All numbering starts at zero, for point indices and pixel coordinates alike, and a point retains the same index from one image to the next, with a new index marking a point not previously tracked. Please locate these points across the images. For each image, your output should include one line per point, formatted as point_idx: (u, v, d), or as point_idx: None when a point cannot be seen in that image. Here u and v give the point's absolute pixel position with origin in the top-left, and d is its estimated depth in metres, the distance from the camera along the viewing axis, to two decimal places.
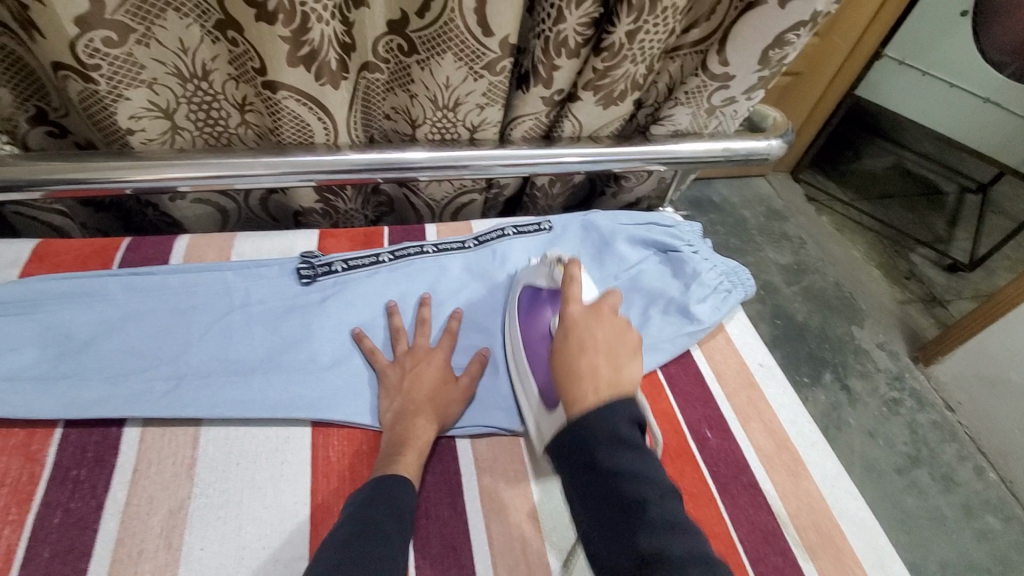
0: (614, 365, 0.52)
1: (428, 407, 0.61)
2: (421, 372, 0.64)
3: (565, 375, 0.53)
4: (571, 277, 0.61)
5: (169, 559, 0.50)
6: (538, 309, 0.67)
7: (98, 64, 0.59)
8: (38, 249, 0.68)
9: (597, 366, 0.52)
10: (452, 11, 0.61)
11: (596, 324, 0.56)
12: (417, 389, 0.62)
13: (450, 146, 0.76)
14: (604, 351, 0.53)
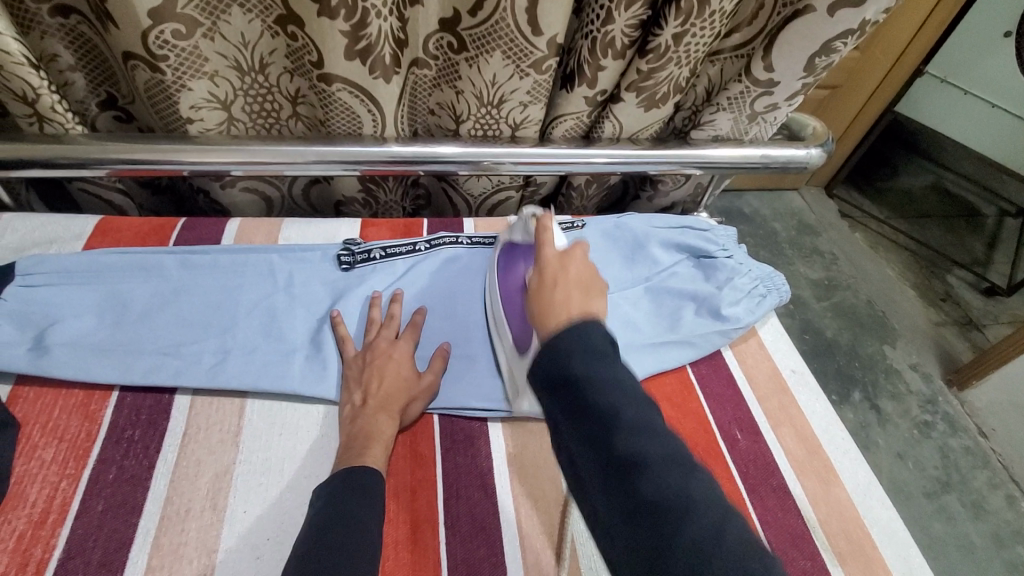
0: (582, 294, 0.51)
1: (391, 401, 0.59)
2: (387, 364, 0.62)
3: (539, 312, 0.51)
4: (544, 226, 0.60)
5: (214, 519, 0.52)
6: (513, 262, 0.68)
7: (166, 55, 0.62)
8: (100, 223, 0.71)
9: (568, 297, 0.50)
10: (505, 11, 0.63)
11: (568, 266, 0.55)
12: (380, 382, 0.60)
13: (493, 142, 0.78)
14: (574, 285, 0.52)
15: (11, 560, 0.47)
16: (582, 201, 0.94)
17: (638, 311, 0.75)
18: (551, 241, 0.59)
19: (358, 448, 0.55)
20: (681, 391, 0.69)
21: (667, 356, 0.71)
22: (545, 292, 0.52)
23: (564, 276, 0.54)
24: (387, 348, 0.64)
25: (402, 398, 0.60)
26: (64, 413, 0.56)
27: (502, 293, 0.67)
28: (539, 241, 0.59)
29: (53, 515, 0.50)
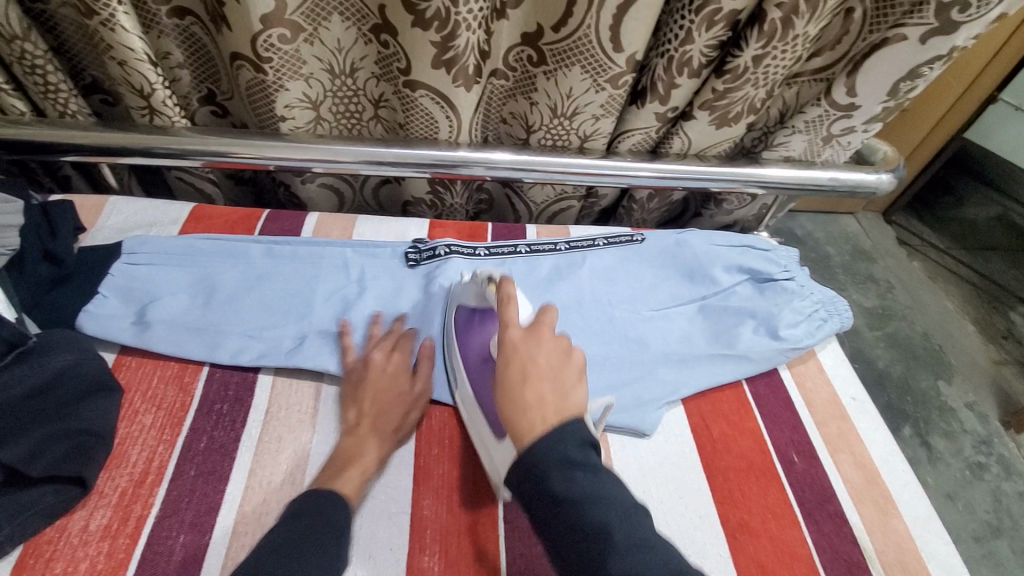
0: (552, 390, 0.49)
1: (387, 419, 0.59)
2: (390, 386, 0.62)
3: (508, 407, 0.49)
4: (508, 296, 0.57)
5: (292, 492, 0.55)
6: (472, 324, 0.66)
7: (270, 57, 0.67)
8: (194, 210, 0.77)
9: (543, 400, 0.48)
10: (589, 28, 0.65)
11: (537, 348, 0.52)
12: (380, 401, 0.60)
13: (561, 152, 0.79)
14: (549, 376, 0.50)
15: (114, 512, 0.52)
16: (642, 214, 0.95)
17: (696, 328, 0.76)
18: (517, 317, 0.56)
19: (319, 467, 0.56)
20: (738, 409, 0.70)
21: (723, 370, 0.71)
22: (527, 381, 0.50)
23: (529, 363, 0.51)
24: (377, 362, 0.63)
25: (397, 417, 0.60)
26: (161, 383, 0.61)
27: (461, 363, 0.64)
28: (502, 314, 0.56)
29: (151, 475, 0.55)
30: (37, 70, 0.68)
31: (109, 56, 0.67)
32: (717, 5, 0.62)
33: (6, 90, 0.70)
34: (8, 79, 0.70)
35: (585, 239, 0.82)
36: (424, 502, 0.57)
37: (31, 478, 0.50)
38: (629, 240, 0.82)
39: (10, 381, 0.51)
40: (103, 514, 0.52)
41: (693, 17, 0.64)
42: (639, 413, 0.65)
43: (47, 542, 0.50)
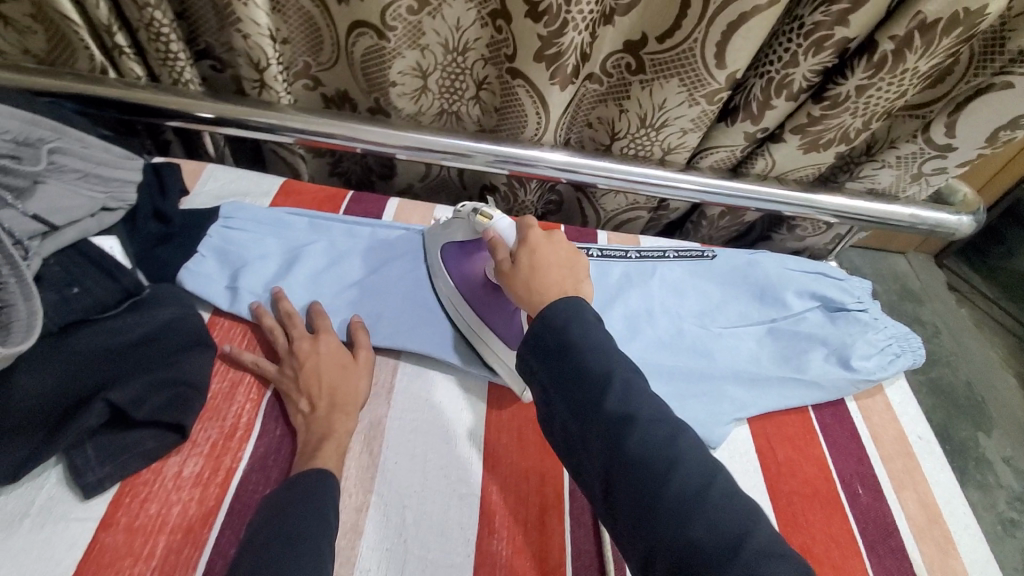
0: (568, 258, 0.57)
1: (344, 395, 0.58)
2: (319, 360, 0.60)
3: (528, 290, 0.54)
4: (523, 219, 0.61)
5: (370, 463, 0.57)
6: (457, 258, 0.70)
7: (395, 26, 0.72)
8: (283, 184, 0.80)
9: (562, 282, 0.54)
10: (695, 41, 0.66)
11: (553, 248, 0.58)
12: (326, 378, 0.59)
13: (642, 163, 0.81)
14: (563, 272, 0.56)
15: (204, 462, 0.54)
16: (710, 231, 0.96)
17: (764, 351, 0.76)
18: (530, 222, 0.60)
19: (312, 444, 0.54)
20: (803, 433, 0.70)
21: (791, 393, 0.71)
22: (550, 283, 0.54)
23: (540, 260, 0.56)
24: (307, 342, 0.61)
25: (343, 390, 0.59)
26: (250, 345, 0.64)
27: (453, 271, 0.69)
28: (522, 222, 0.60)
29: (240, 431, 0.57)
30: (160, 37, 0.71)
31: (235, 29, 0.70)
32: (829, 30, 0.63)
33: (129, 54, 0.74)
34: (130, 42, 0.73)
35: (657, 249, 0.82)
36: (493, 487, 0.58)
37: (135, 421, 0.52)
38: (701, 255, 0.83)
39: (123, 328, 0.54)
40: (195, 463, 0.54)
41: (800, 41, 0.65)
42: (706, 425, 0.66)
43: (143, 483, 0.52)
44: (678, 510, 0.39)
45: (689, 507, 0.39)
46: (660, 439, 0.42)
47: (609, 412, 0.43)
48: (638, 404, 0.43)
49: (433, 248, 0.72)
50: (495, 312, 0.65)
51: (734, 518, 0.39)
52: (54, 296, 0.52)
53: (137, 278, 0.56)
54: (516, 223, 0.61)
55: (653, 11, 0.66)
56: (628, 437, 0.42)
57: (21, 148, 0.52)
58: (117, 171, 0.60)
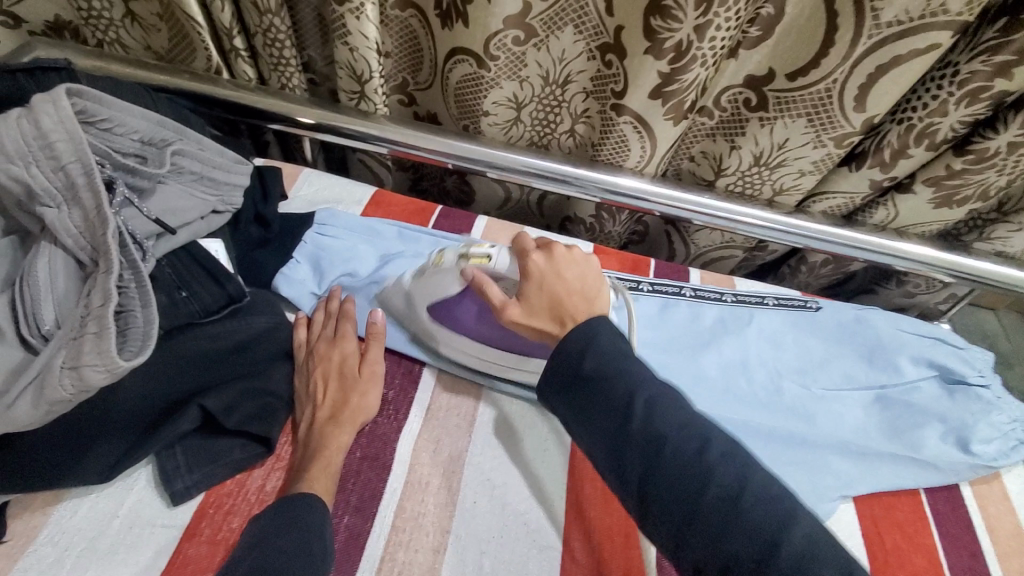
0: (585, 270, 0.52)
1: (351, 411, 0.56)
2: (335, 366, 0.58)
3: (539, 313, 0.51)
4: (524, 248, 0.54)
5: (448, 500, 0.55)
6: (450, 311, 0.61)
7: (498, 55, 0.70)
8: (374, 194, 0.79)
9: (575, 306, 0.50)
10: (834, 82, 0.62)
11: (567, 269, 0.52)
12: (333, 389, 0.56)
13: (747, 202, 0.76)
14: (578, 294, 0.51)
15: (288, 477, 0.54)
16: (809, 277, 0.89)
17: (870, 420, 0.69)
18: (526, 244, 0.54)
19: None
20: (913, 518, 0.64)
21: (904, 473, 0.66)
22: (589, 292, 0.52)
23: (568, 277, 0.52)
24: (326, 350, 0.59)
25: (354, 404, 0.56)
26: None
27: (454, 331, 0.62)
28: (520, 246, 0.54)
29: None
30: (275, 43, 0.72)
31: (342, 40, 0.70)
32: (985, 82, 0.57)
33: (243, 57, 0.75)
34: (246, 45, 0.74)
35: (753, 295, 0.78)
36: (574, 544, 0.54)
37: (225, 429, 0.52)
38: (802, 305, 0.78)
39: (223, 333, 0.54)
40: (277, 478, 0.54)
41: (953, 89, 0.59)
42: (809, 483, 0.63)
43: (227, 494, 0.52)
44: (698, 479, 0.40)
45: (700, 489, 0.40)
46: (691, 451, 0.41)
47: (614, 398, 0.44)
48: (664, 416, 0.43)
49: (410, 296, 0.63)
50: (512, 341, 0.60)
51: (769, 526, 0.38)
52: (164, 298, 0.51)
53: (241, 286, 0.55)
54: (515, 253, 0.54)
55: (785, 47, 0.62)
56: (635, 420, 0.43)
57: (147, 148, 0.52)
58: (230, 175, 0.60)
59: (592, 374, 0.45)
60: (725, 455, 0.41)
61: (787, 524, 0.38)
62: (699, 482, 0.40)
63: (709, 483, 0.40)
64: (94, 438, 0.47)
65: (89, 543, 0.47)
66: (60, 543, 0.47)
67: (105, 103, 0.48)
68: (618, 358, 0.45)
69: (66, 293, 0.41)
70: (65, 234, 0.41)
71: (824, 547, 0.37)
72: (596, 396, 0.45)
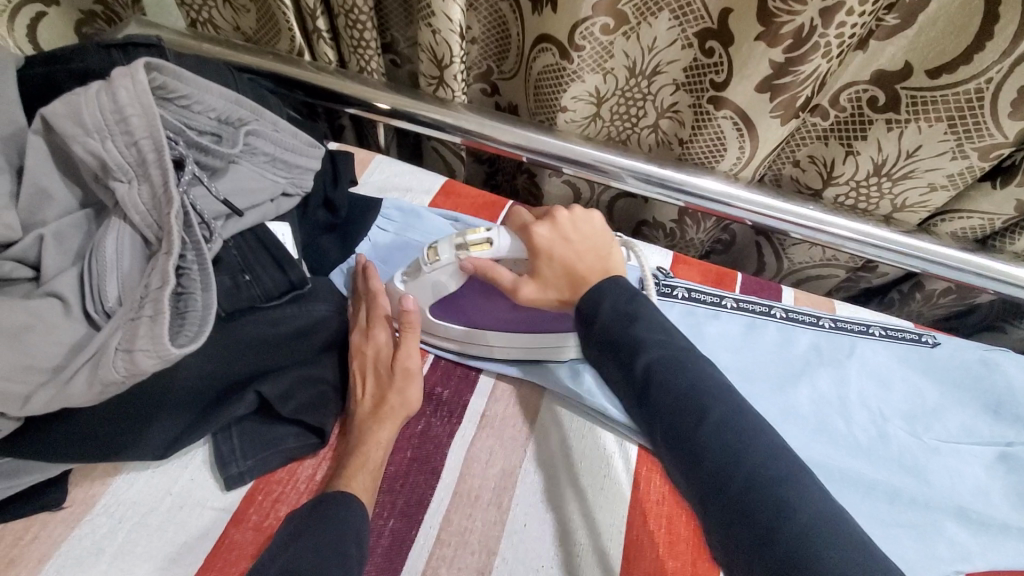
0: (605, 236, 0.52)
1: (392, 408, 0.53)
2: (371, 360, 0.55)
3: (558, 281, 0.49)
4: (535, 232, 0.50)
5: (498, 518, 0.51)
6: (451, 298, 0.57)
7: (584, 46, 0.63)
8: (445, 183, 0.76)
9: (590, 270, 0.48)
10: (988, 81, 0.51)
11: (576, 229, 0.50)
12: (370, 381, 0.54)
13: (859, 217, 0.66)
14: (594, 250, 0.50)
15: None
16: (923, 305, 0.78)
17: (995, 483, 0.59)
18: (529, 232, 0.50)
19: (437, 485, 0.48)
20: None
21: None
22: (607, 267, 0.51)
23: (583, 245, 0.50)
24: (360, 340, 0.56)
25: (408, 395, 0.54)
26: None
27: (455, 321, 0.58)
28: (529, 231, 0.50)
29: None
30: (357, 25, 0.70)
31: (425, 21, 0.67)
32: None
33: (325, 38, 0.74)
34: (328, 26, 0.73)
35: (856, 322, 0.68)
36: None
37: (280, 416, 0.51)
38: (915, 339, 0.67)
39: (283, 319, 0.52)
40: (328, 469, 0.52)
41: None
42: (915, 565, 0.53)
43: (277, 482, 0.51)
44: (697, 448, 0.37)
45: (695, 450, 0.37)
46: (688, 413, 0.39)
47: (625, 360, 0.43)
48: (666, 377, 0.40)
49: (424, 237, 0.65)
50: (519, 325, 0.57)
51: (763, 506, 0.34)
52: (227, 281, 0.49)
53: (302, 274, 0.53)
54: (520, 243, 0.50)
55: (929, 38, 0.52)
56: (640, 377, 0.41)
57: (222, 126, 0.51)
58: (303, 158, 0.58)
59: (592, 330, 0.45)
60: (724, 423, 0.38)
61: (789, 490, 0.34)
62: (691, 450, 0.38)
63: (704, 448, 0.37)
64: (152, 415, 0.47)
65: (142, 518, 0.48)
66: (115, 514, 0.47)
67: (183, 79, 0.47)
68: (622, 320, 0.44)
69: (131, 269, 0.41)
70: (135, 211, 0.41)
71: (825, 525, 0.32)
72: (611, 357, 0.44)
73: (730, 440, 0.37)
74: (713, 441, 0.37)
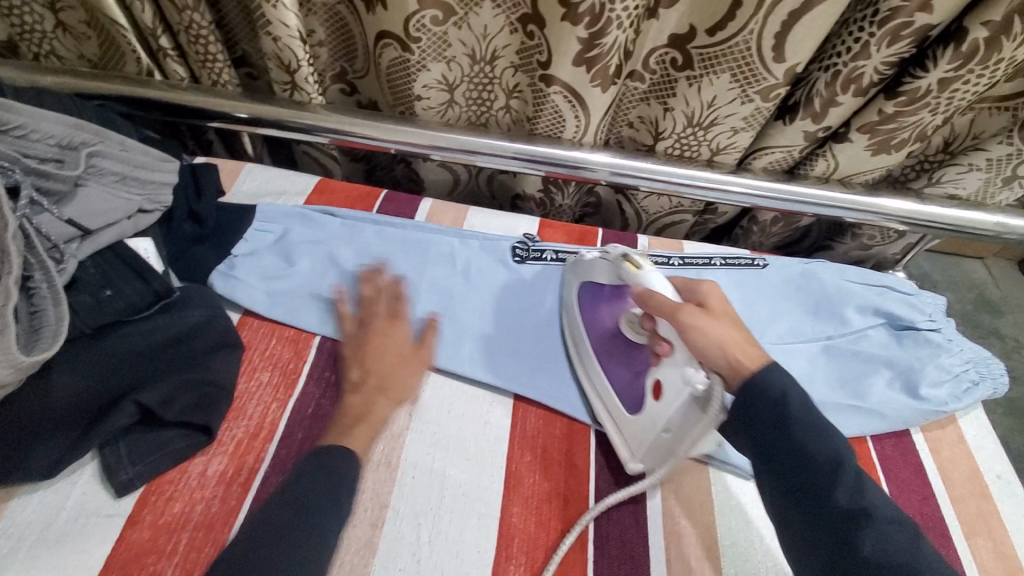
0: (738, 330, 0.50)
1: None
2: (337, 327, 0.63)
3: (721, 350, 0.48)
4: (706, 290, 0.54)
5: (387, 475, 0.55)
6: (598, 300, 0.65)
7: (420, 37, 0.68)
8: (319, 183, 0.79)
9: (744, 346, 0.48)
10: (750, 33, 0.61)
11: (716, 300, 0.53)
12: (333, 341, 0.61)
13: (688, 164, 0.75)
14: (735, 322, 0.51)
15: (230, 461, 0.55)
16: (761, 236, 0.89)
17: (818, 371, 0.69)
18: (707, 293, 0.53)
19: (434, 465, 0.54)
20: (859, 465, 0.63)
21: (848, 421, 0.65)
22: (714, 347, 0.48)
23: (711, 309, 0.52)
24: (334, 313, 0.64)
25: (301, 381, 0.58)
26: (278, 343, 0.63)
27: (593, 336, 0.64)
28: (707, 293, 0.53)
29: (264, 431, 0.57)
30: (199, 40, 0.72)
31: (265, 30, 0.70)
32: (908, 17, 0.56)
33: (172, 56, 0.75)
34: (173, 44, 0.75)
35: (701, 257, 0.77)
36: (514, 509, 0.54)
37: (165, 421, 0.53)
38: (749, 264, 0.78)
39: (153, 330, 0.55)
40: (220, 461, 0.55)
41: (874, 29, 0.58)
42: None
43: (169, 481, 0.53)
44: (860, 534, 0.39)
45: (816, 496, 0.41)
46: (803, 432, 0.43)
47: (805, 440, 0.42)
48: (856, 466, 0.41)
49: (571, 276, 0.68)
50: (628, 384, 0.59)
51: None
52: (87, 298, 0.52)
53: (167, 283, 0.57)
54: (661, 284, 0.54)
55: (699, 3, 0.61)
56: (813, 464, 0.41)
57: (64, 151, 0.54)
58: (156, 174, 0.61)
59: (779, 410, 0.43)
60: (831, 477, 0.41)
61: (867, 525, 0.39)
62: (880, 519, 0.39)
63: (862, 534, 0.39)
64: (37, 434, 0.49)
65: (39, 535, 0.49)
66: (11, 537, 0.49)
67: (15, 110, 0.51)
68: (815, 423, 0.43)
69: None
70: None
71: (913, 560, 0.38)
72: (788, 446, 0.43)
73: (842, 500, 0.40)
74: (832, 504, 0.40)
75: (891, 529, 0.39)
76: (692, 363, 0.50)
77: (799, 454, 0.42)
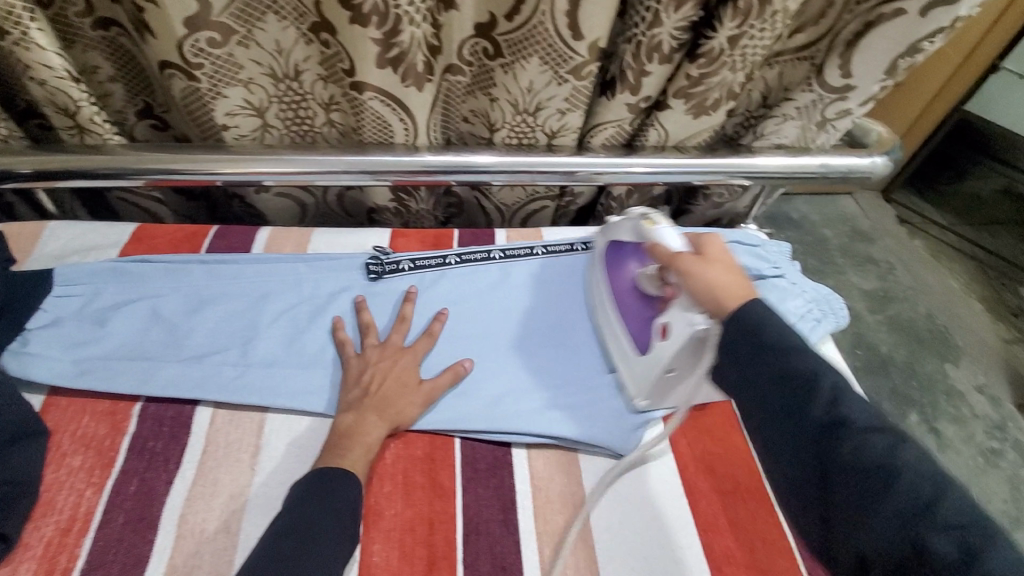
0: (732, 274, 0.52)
1: None
2: (389, 371, 0.60)
3: (708, 287, 0.52)
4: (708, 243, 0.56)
5: (227, 543, 0.50)
6: (620, 260, 0.67)
7: (201, 63, 0.62)
8: (137, 231, 0.72)
9: (736, 282, 0.51)
10: (544, 14, 0.60)
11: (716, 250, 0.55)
12: (384, 386, 0.58)
13: (526, 151, 0.73)
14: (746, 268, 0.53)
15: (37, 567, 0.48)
16: (622, 211, 0.90)
17: None
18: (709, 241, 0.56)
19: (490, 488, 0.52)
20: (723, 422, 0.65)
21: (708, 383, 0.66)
22: (702, 286, 0.52)
23: (707, 255, 0.54)
24: (392, 353, 0.62)
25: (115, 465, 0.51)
26: (92, 421, 0.56)
27: (613, 294, 0.67)
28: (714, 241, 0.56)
29: (79, 523, 0.50)
30: None
31: (27, 76, 0.63)
32: None
33: None
34: None
35: (565, 243, 0.77)
36: (374, 547, 0.51)
37: None
38: None
39: None
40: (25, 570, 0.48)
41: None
42: (614, 431, 0.61)
43: None
44: (865, 472, 0.38)
45: (830, 439, 0.41)
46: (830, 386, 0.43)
47: (804, 375, 0.43)
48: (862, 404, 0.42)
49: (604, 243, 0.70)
50: (641, 328, 0.63)
51: (912, 502, 0.36)
52: None
53: None
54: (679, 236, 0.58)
55: None
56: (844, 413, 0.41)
57: None
58: None
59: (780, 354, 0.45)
60: (865, 428, 0.40)
61: (889, 474, 0.38)
62: (884, 478, 0.38)
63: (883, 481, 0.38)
64: None
65: None
66: None
67: None
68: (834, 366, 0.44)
69: None
70: None
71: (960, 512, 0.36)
72: (792, 384, 0.44)
73: (855, 448, 0.40)
74: (855, 452, 0.39)
75: (912, 470, 0.38)
76: (698, 306, 0.54)
77: (806, 392, 0.43)
